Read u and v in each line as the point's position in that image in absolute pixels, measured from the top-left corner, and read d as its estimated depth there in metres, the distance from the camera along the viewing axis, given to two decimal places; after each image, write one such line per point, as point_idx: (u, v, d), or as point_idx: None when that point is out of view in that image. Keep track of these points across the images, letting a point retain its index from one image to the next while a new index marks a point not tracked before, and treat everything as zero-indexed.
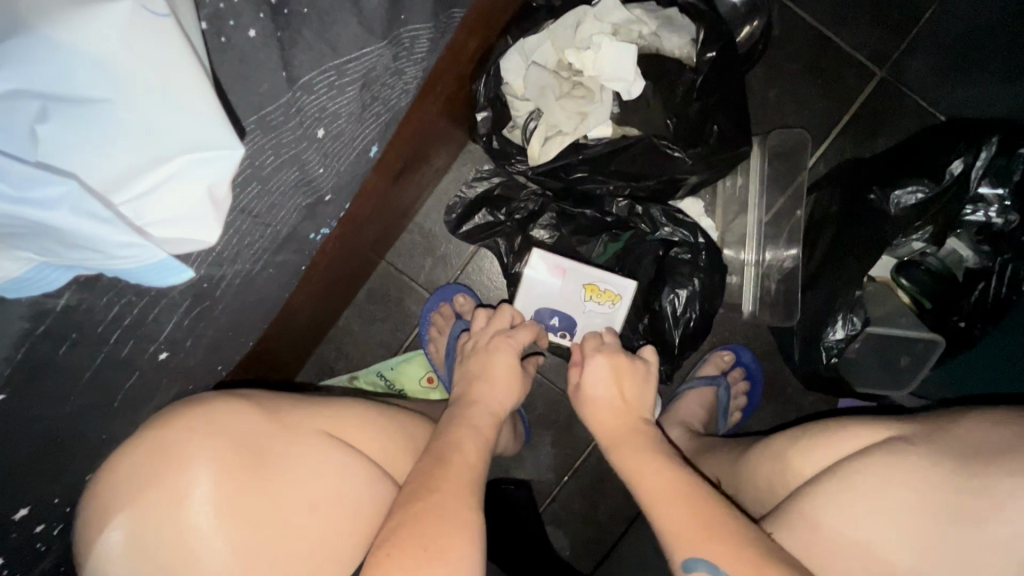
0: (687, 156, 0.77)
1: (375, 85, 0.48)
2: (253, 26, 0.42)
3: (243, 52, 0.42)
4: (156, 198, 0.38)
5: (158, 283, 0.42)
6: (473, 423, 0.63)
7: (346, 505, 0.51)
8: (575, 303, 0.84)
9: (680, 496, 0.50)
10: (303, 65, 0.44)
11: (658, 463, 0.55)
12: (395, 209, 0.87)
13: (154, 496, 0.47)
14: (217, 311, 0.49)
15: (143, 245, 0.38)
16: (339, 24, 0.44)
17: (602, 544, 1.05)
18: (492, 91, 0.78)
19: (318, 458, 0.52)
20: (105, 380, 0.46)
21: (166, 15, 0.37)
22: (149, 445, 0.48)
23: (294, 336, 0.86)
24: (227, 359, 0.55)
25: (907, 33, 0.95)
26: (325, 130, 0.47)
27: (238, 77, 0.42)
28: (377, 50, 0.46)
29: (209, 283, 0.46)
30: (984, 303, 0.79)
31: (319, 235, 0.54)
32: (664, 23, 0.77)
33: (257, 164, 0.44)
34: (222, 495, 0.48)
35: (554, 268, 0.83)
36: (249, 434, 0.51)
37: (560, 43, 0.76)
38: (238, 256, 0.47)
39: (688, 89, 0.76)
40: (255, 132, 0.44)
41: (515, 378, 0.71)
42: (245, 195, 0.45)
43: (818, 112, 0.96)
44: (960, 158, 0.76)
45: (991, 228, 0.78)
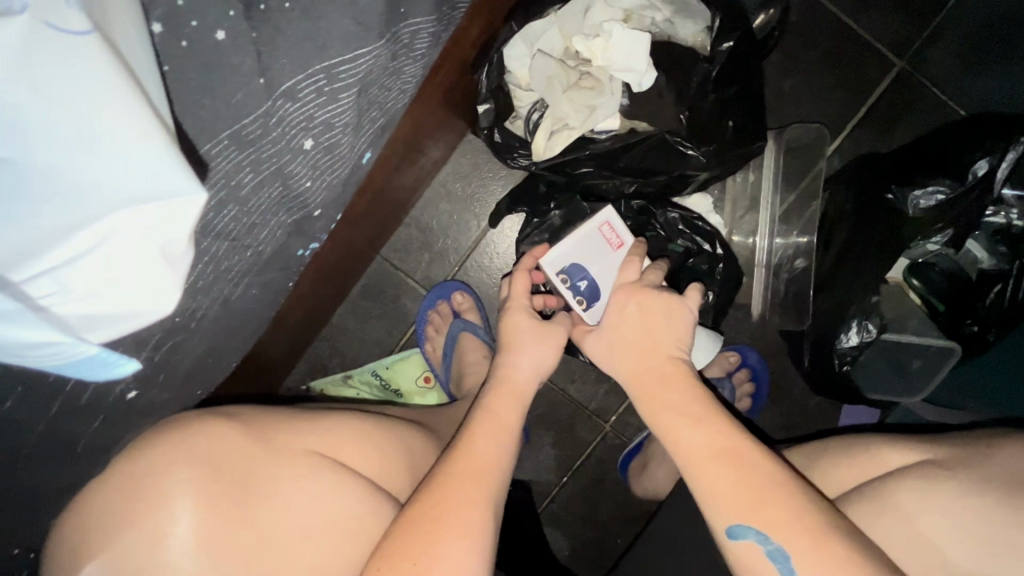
0: (701, 154, 0.73)
1: (372, 89, 0.44)
2: (221, 26, 0.37)
3: (210, 55, 0.38)
4: (89, 264, 0.33)
5: (95, 378, 0.40)
6: (492, 410, 0.57)
7: (341, 526, 0.49)
8: (609, 280, 0.71)
9: (714, 450, 0.49)
10: (285, 69, 0.39)
11: (684, 413, 0.52)
12: (389, 204, 0.82)
13: (129, 539, 0.44)
14: (194, 342, 0.44)
15: (72, 342, 0.36)
16: (327, 17, 0.39)
17: (602, 545, 1.03)
18: (494, 82, 0.72)
19: (309, 479, 0.49)
20: (62, 424, 0.41)
21: (87, 32, 0.31)
22: (121, 483, 0.45)
23: (284, 339, 0.82)
24: (208, 382, 0.50)
25: (929, 22, 0.90)
26: (313, 141, 0.42)
27: (205, 85, 0.38)
28: (375, 51, 0.42)
29: (183, 317, 0.42)
30: (999, 306, 0.76)
31: (308, 250, 0.50)
32: (679, 9, 0.72)
33: (234, 184, 0.40)
34: (204, 530, 0.45)
35: (614, 236, 0.72)
36: (227, 459, 0.47)
37: (567, 30, 0.71)
38: (215, 283, 0.43)
39: (703, 79, 0.71)
40: (228, 148, 0.39)
41: (551, 334, 0.65)
42: (220, 217, 0.40)
43: (833, 103, 0.92)
44: (986, 156, 0.72)
45: (1012, 230, 0.75)
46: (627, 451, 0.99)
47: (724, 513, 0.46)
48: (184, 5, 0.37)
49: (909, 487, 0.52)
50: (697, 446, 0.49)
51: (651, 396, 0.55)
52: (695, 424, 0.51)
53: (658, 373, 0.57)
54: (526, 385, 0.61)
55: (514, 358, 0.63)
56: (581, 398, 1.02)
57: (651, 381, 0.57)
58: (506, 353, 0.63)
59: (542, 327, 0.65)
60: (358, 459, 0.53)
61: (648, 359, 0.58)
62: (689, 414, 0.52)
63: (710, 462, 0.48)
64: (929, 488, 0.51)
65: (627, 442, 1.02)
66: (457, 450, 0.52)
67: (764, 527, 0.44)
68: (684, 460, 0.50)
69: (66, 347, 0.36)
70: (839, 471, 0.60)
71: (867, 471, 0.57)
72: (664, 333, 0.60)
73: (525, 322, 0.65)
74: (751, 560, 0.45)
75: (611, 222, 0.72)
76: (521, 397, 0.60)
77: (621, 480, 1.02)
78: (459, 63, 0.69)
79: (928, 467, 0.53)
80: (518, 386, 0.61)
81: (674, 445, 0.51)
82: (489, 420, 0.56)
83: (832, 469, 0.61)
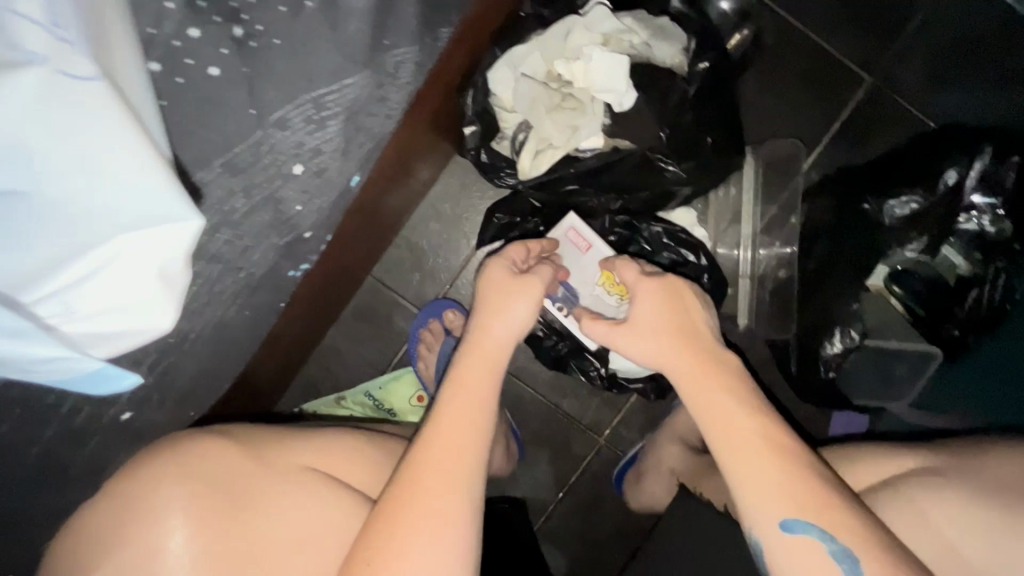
0: (681, 170, 0.76)
1: (359, 116, 0.45)
2: (215, 63, 0.41)
3: (205, 92, 0.41)
4: (96, 283, 0.37)
5: (94, 392, 0.43)
6: (466, 387, 0.53)
7: (333, 545, 0.48)
8: (585, 282, 0.79)
9: (765, 449, 0.50)
10: (275, 101, 0.42)
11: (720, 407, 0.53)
12: (379, 225, 0.84)
13: (122, 556, 0.44)
14: (185, 362, 0.46)
15: (77, 357, 0.39)
16: (316, 56, 0.42)
17: (600, 561, 1.03)
18: (479, 105, 0.75)
19: (305, 500, 0.49)
20: None
21: (94, 78, 0.34)
22: (114, 504, 0.45)
23: (275, 363, 0.82)
24: (201, 404, 0.50)
25: (897, 39, 0.94)
26: (303, 166, 0.44)
27: (201, 119, 0.42)
28: (359, 80, 0.44)
29: (175, 337, 0.44)
30: (977, 312, 0.78)
31: (299, 270, 0.49)
32: (656, 32, 0.74)
33: (228, 209, 0.43)
34: (201, 548, 0.45)
35: (581, 240, 0.79)
36: (220, 477, 0.47)
37: (549, 55, 0.73)
38: (208, 303, 0.45)
39: (681, 99, 0.74)
40: (222, 175, 0.42)
41: (529, 285, 0.59)
42: (215, 240, 0.43)
43: (809, 119, 0.95)
44: (955, 168, 0.76)
45: (986, 236, 0.75)
46: (621, 465, 0.99)
47: (776, 514, 0.47)
48: (181, 45, 0.41)
49: (918, 494, 0.56)
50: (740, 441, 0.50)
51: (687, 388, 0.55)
52: (743, 419, 0.51)
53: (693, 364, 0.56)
54: (499, 353, 0.56)
55: (492, 321, 0.57)
56: (575, 413, 1.02)
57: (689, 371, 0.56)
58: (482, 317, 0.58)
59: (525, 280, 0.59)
60: (351, 476, 0.54)
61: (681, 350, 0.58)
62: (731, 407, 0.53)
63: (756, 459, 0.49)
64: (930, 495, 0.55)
65: (622, 456, 1.02)
66: (429, 434, 0.50)
67: (824, 526, 0.46)
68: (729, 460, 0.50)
69: (71, 361, 0.39)
70: None
71: None
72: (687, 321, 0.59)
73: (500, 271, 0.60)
74: (811, 557, 0.46)
75: (576, 227, 0.79)
76: (497, 368, 0.55)
77: (617, 494, 1.02)
78: (445, 87, 0.71)
79: (927, 477, 0.57)
80: (492, 353, 0.56)
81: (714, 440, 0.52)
82: (464, 399, 0.53)
83: None
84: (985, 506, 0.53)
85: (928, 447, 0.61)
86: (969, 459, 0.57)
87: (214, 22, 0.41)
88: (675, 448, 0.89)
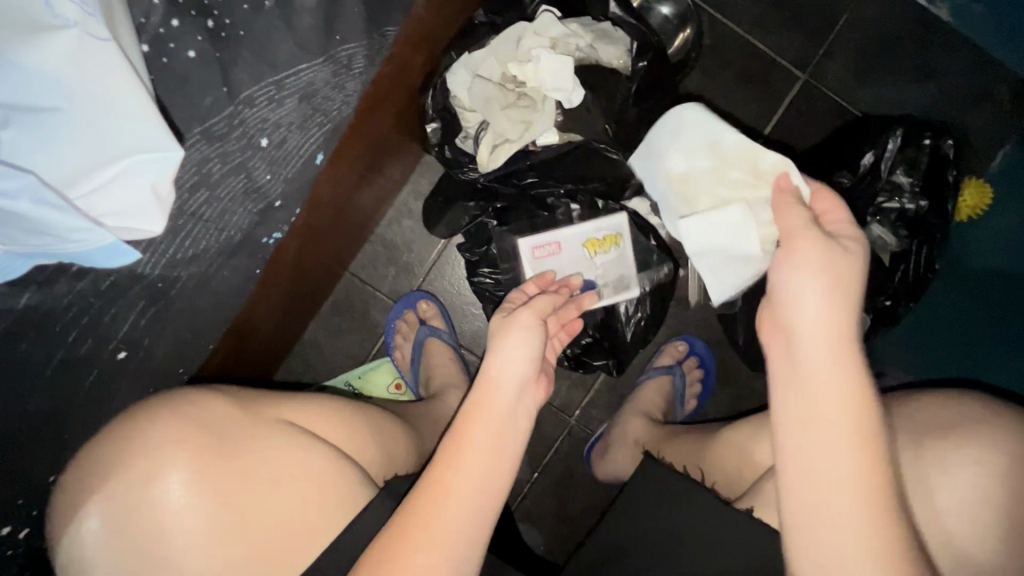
0: (626, 158, 0.83)
1: (316, 98, 0.51)
2: (192, 47, 0.46)
3: (183, 70, 0.47)
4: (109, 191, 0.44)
5: (111, 267, 0.47)
6: (466, 433, 0.54)
7: (313, 477, 0.55)
8: (586, 264, 0.88)
9: (868, 476, 0.46)
10: (243, 80, 0.48)
11: (830, 415, 0.48)
12: (354, 220, 0.89)
13: (128, 481, 0.50)
14: (174, 311, 0.52)
15: (87, 228, 0.44)
16: (276, 41, 0.48)
17: (574, 537, 1.08)
18: (439, 104, 0.82)
19: (283, 444, 0.55)
20: (64, 379, 0.50)
21: (107, 40, 0.42)
22: (117, 437, 0.51)
23: (259, 354, 0.87)
24: (189, 362, 0.57)
25: (825, 39, 1.03)
26: (268, 139, 0.50)
27: (181, 93, 0.47)
28: (314, 66, 0.50)
29: (164, 282, 0.50)
30: (906, 281, 0.88)
31: (273, 239, 0.56)
32: (600, 36, 0.82)
33: (205, 171, 0.48)
34: (196, 475, 0.51)
35: (546, 247, 0.87)
36: (215, 420, 0.54)
37: (502, 58, 0.80)
38: (193, 259, 0.50)
39: (626, 96, 0.83)
40: (199, 142, 0.48)
41: (518, 325, 0.61)
42: (194, 199, 0.48)
43: (749, 113, 1.04)
44: (871, 150, 0.85)
45: (907, 214, 0.86)
46: (590, 441, 1.05)
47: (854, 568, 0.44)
48: (166, 32, 0.46)
49: None
50: (838, 459, 0.46)
51: (792, 376, 0.50)
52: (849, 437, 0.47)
53: (837, 363, 0.49)
54: (501, 399, 0.56)
55: (493, 367, 0.58)
56: (546, 396, 1.08)
57: (835, 368, 0.49)
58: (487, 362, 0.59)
59: (514, 319, 0.62)
60: (329, 432, 0.61)
61: (830, 353, 0.49)
62: (847, 417, 0.47)
63: (841, 492, 0.46)
64: None
65: (592, 435, 1.08)
66: (425, 484, 0.52)
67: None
68: (821, 484, 0.47)
69: (84, 233, 0.44)
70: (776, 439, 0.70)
71: None
72: (849, 318, 0.50)
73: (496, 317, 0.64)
74: None
75: (533, 244, 0.87)
76: (500, 413, 0.56)
77: (588, 472, 1.07)
78: (408, 88, 0.78)
79: None
80: (493, 399, 0.56)
81: (819, 457, 0.47)
82: (460, 446, 0.53)
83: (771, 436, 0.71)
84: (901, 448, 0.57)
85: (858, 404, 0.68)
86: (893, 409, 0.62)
87: (191, 13, 0.46)
88: (639, 420, 0.97)
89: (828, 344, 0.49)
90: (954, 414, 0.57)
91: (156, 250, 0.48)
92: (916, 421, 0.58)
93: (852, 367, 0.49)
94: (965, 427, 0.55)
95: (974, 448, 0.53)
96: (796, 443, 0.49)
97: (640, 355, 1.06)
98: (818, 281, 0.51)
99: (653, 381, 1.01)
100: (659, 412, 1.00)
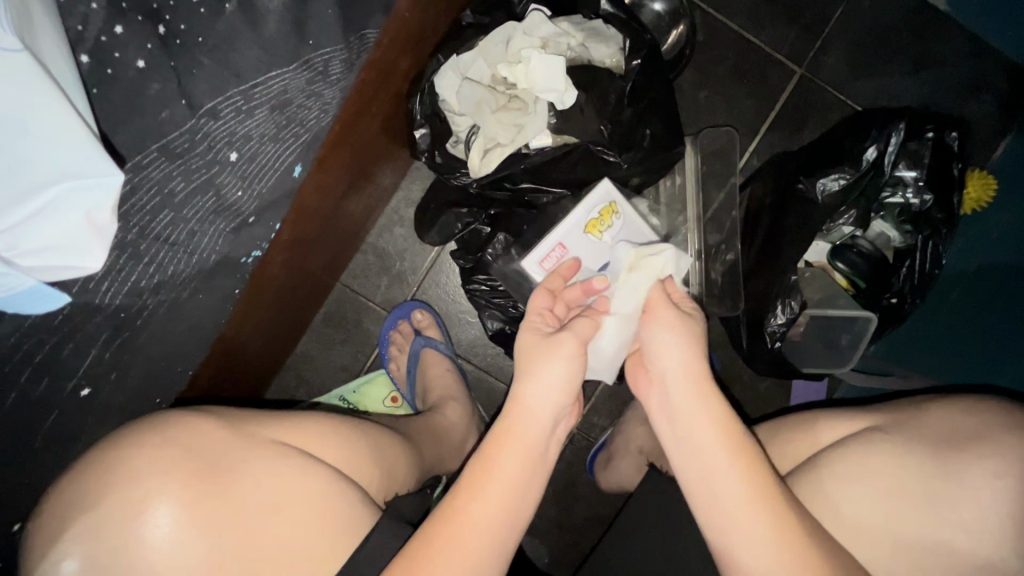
0: (623, 161, 0.80)
1: (289, 107, 0.49)
2: (141, 57, 0.43)
3: (132, 83, 0.43)
4: (34, 227, 0.39)
5: (32, 313, 0.43)
6: (493, 463, 0.51)
7: (308, 504, 0.52)
8: (601, 249, 0.72)
9: (763, 512, 0.49)
10: (203, 92, 0.45)
11: (705, 453, 0.52)
12: (343, 230, 0.87)
13: (105, 516, 0.47)
14: (142, 339, 0.50)
15: (8, 272, 0.40)
16: (238, 49, 0.45)
17: (579, 548, 1.05)
18: (428, 109, 0.80)
19: (274, 468, 0.52)
20: (22, 418, 0.47)
21: (18, 51, 0.35)
22: (94, 465, 0.48)
23: (247, 371, 0.84)
24: (166, 392, 0.57)
25: (820, 32, 1.00)
26: (237, 153, 0.48)
27: (132, 108, 0.44)
28: (284, 74, 0.47)
29: (128, 312, 0.47)
30: (913, 279, 0.86)
31: (251, 257, 0.55)
32: (591, 34, 0.80)
33: (167, 192, 0.46)
34: (182, 507, 0.48)
35: (548, 258, 0.72)
36: (204, 446, 0.51)
37: (491, 59, 0.77)
38: (163, 285, 0.48)
39: (620, 96, 0.79)
40: (158, 160, 0.45)
41: (555, 350, 0.55)
42: (156, 222, 0.46)
43: (746, 110, 1.01)
44: (874, 144, 0.82)
45: (911, 209, 0.85)
46: (592, 451, 1.02)
47: None
48: (109, 41, 0.43)
49: (851, 449, 0.58)
50: (730, 495, 0.50)
51: (672, 427, 0.55)
52: (734, 477, 0.50)
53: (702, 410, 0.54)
54: (537, 423, 0.53)
55: (527, 385, 0.55)
56: None
57: (698, 410, 0.54)
58: (518, 382, 0.55)
59: (552, 341, 0.56)
60: (322, 449, 0.58)
61: (700, 410, 0.54)
62: (727, 454, 0.51)
63: (744, 528, 0.49)
64: (868, 449, 0.57)
65: (594, 443, 1.05)
66: (442, 515, 0.49)
67: None
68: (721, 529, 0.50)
69: (4, 277, 0.40)
70: (791, 449, 0.67)
71: (823, 439, 0.64)
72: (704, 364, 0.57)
73: (532, 336, 0.58)
74: None
75: (536, 259, 0.72)
76: (534, 441, 0.53)
77: (591, 481, 1.04)
78: (394, 94, 0.75)
79: (871, 433, 0.59)
80: (527, 424, 0.53)
81: (708, 502, 0.51)
82: (482, 474, 0.50)
83: (785, 447, 0.68)
84: (917, 459, 0.54)
85: (871, 410, 0.65)
86: (911, 413, 0.59)
87: (137, 18, 0.43)
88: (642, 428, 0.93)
89: (696, 409, 0.54)
90: (973, 422, 0.54)
91: (117, 278, 0.46)
92: (935, 430, 0.56)
93: (716, 405, 0.54)
94: (987, 438, 0.52)
95: (998, 461, 0.51)
96: (712, 515, 0.51)
97: None
98: (676, 334, 0.58)
99: None
100: None
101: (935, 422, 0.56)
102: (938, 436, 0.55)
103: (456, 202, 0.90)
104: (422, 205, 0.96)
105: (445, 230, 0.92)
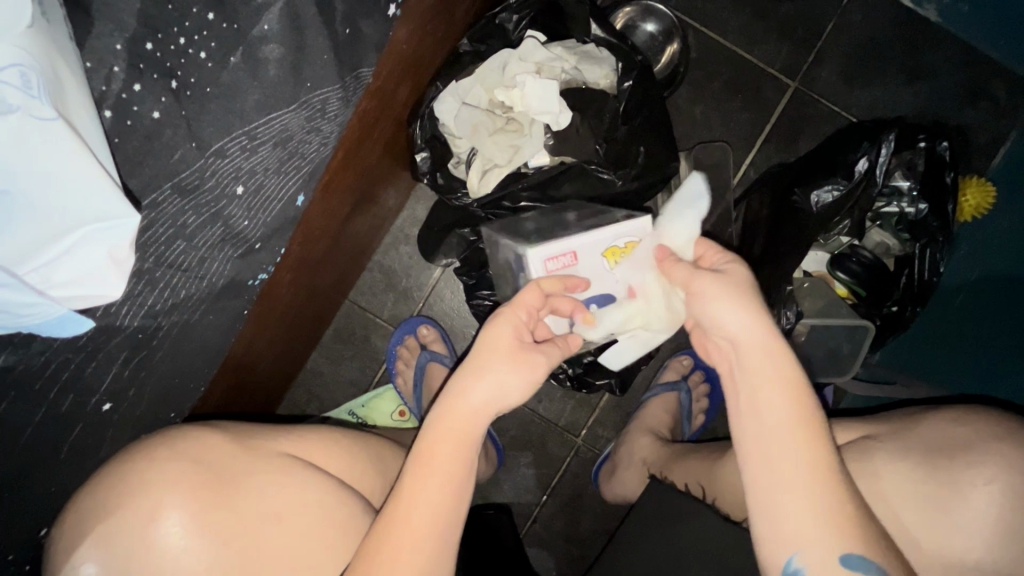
0: (619, 178, 0.83)
1: (290, 143, 0.53)
2: (156, 108, 0.47)
3: (149, 131, 0.47)
4: (64, 264, 0.43)
5: (58, 336, 0.47)
6: (432, 461, 0.52)
7: (312, 512, 0.55)
8: (602, 276, 0.67)
9: (812, 458, 0.49)
10: (212, 134, 0.49)
11: (777, 420, 0.51)
12: (349, 251, 0.90)
13: (122, 525, 0.50)
14: (157, 359, 0.53)
15: (41, 302, 0.44)
16: (244, 95, 0.49)
17: (587, 559, 1.06)
18: (428, 133, 0.84)
19: (281, 479, 0.55)
20: (48, 432, 0.51)
21: (54, 118, 0.40)
22: (111, 476, 0.51)
23: (260, 387, 0.88)
24: (181, 406, 0.60)
25: (813, 46, 1.02)
26: (244, 186, 0.51)
27: (146, 153, 0.47)
28: (286, 114, 0.51)
29: (145, 333, 0.51)
30: (912, 287, 0.87)
31: (259, 279, 0.58)
32: (584, 57, 0.83)
33: (180, 224, 0.50)
34: (193, 516, 0.51)
35: (557, 263, 0.65)
36: (213, 460, 0.54)
37: (489, 84, 0.81)
38: (175, 308, 0.52)
39: (614, 115, 0.83)
40: (172, 196, 0.49)
41: (527, 366, 0.56)
42: (171, 251, 0.50)
43: (742, 123, 1.03)
44: (865, 155, 0.83)
45: (906, 217, 0.86)
46: (597, 462, 1.04)
47: (808, 545, 0.48)
48: (128, 97, 0.47)
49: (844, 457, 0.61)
50: (794, 466, 0.49)
51: (740, 393, 0.54)
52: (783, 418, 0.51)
53: (760, 356, 0.53)
54: (477, 424, 0.54)
55: (475, 382, 0.54)
56: (551, 416, 1.06)
57: (758, 354, 0.53)
58: (467, 372, 0.55)
59: (526, 355, 0.57)
60: (327, 462, 0.61)
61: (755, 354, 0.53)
62: (786, 404, 0.51)
63: (800, 490, 0.49)
64: (863, 456, 0.59)
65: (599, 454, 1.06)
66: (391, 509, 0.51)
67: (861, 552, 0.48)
68: (762, 469, 0.50)
69: (36, 307, 0.44)
70: None
71: None
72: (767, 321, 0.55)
73: (507, 334, 0.57)
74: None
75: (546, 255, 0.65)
76: (472, 439, 0.54)
77: (597, 491, 1.05)
78: (396, 120, 0.79)
79: (866, 442, 0.61)
80: (467, 424, 0.54)
81: (755, 443, 0.51)
82: (426, 473, 0.52)
83: None
84: (912, 465, 0.55)
85: (869, 419, 0.65)
86: (905, 423, 0.60)
87: (153, 76, 0.47)
88: (646, 439, 0.95)
89: (756, 358, 0.53)
90: (965, 431, 0.54)
91: (135, 302, 0.49)
92: (928, 440, 0.56)
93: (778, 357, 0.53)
94: (978, 446, 0.53)
95: (990, 469, 0.51)
96: (756, 453, 0.51)
97: (644, 373, 1.05)
98: (721, 289, 0.56)
99: (658, 398, 0.99)
100: (665, 430, 0.98)
101: (927, 431, 0.57)
102: (931, 446, 0.55)
103: (459, 223, 0.92)
104: (424, 229, 0.99)
105: (451, 246, 0.96)
